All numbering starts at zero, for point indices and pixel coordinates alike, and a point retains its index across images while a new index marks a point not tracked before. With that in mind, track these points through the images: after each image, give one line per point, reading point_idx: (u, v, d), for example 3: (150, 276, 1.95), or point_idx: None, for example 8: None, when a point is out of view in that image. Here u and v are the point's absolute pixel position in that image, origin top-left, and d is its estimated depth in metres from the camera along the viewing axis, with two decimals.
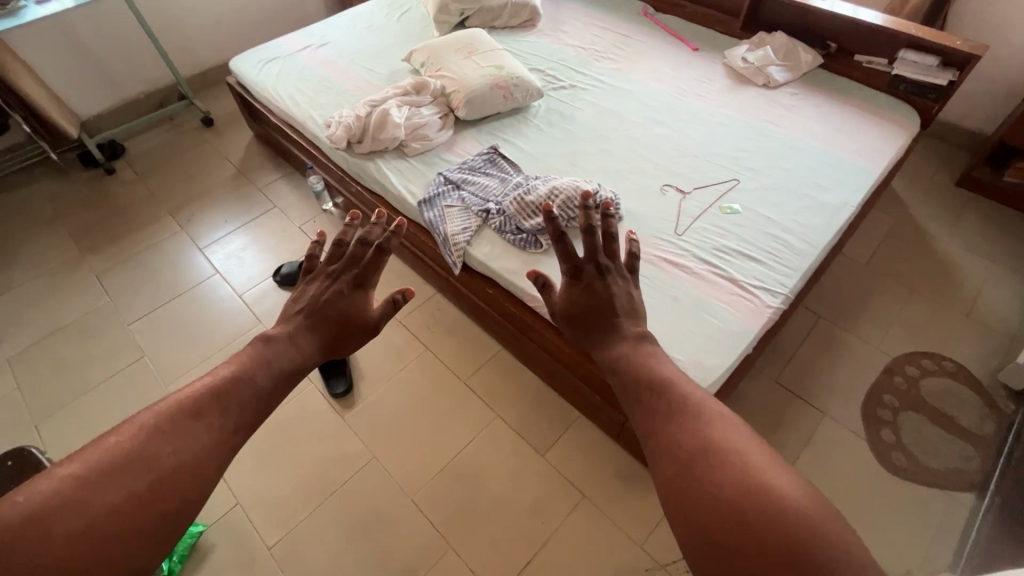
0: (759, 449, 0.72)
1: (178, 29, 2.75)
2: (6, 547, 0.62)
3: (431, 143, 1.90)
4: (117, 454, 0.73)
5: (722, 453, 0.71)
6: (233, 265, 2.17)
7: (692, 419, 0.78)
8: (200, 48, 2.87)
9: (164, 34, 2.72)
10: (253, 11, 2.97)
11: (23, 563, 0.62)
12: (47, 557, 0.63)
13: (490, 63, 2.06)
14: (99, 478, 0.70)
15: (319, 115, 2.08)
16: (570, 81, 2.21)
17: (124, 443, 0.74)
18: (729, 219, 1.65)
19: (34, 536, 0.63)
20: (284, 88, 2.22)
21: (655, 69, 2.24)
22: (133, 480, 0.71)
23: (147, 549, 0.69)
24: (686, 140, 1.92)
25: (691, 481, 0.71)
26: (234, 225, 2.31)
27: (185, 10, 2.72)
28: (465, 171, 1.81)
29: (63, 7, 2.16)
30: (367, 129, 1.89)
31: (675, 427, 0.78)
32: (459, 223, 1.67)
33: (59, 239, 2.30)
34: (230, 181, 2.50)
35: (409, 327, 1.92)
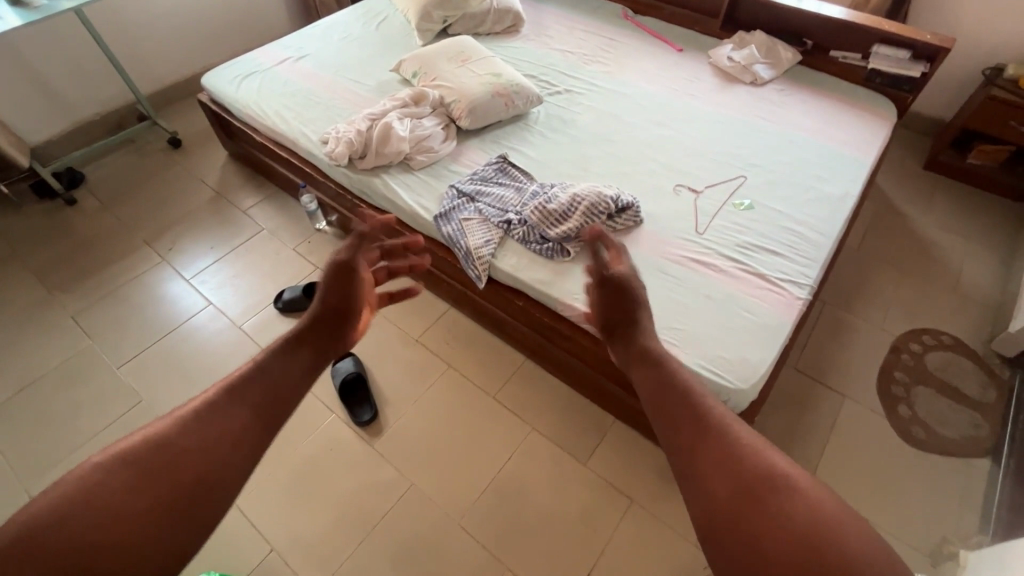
0: (807, 485, 0.63)
1: (134, 45, 2.56)
2: (52, 527, 0.61)
3: (436, 155, 1.85)
4: (152, 438, 0.70)
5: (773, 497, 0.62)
6: (227, 293, 2.04)
7: (736, 455, 0.67)
8: (158, 63, 2.68)
9: (118, 50, 2.52)
10: (214, 23, 2.80)
11: (64, 545, 0.60)
12: (88, 540, 0.61)
13: (487, 71, 2.03)
14: (135, 459, 0.67)
15: (311, 131, 1.98)
16: (565, 85, 2.20)
17: (158, 430, 0.71)
18: (745, 216, 1.69)
19: (75, 519, 0.62)
20: (267, 104, 2.10)
21: (645, 70, 2.27)
22: (162, 465, 0.68)
23: (179, 534, 0.66)
24: (688, 140, 1.96)
25: (734, 515, 0.63)
26: (221, 252, 2.17)
27: (141, 23, 2.53)
28: (477, 182, 1.77)
29: (9, 25, 1.96)
30: (369, 144, 1.82)
31: (714, 463, 0.68)
32: (480, 236, 1.63)
33: (19, 279, 2.08)
34: (209, 205, 2.34)
35: (429, 346, 1.86)
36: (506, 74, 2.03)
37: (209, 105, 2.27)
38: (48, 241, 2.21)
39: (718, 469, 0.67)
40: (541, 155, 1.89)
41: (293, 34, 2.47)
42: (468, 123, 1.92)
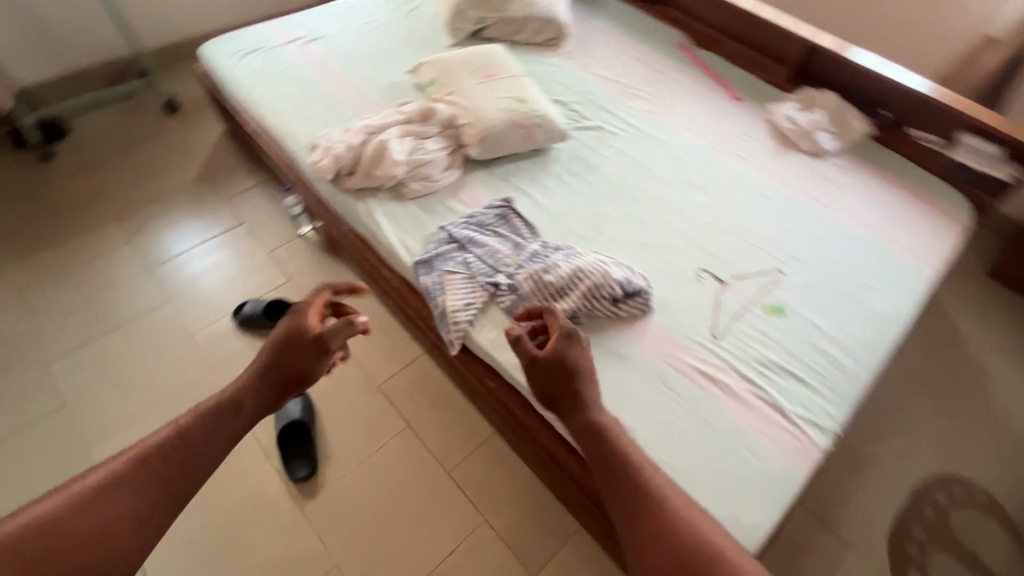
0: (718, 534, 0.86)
1: None
2: None
3: (435, 185, 1.63)
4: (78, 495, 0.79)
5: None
6: (188, 293, 1.85)
7: (673, 537, 0.85)
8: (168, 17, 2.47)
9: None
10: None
11: None
12: None
13: (510, 94, 1.78)
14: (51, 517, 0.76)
15: (302, 130, 1.76)
16: (596, 120, 1.94)
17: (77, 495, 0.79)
18: (773, 324, 1.43)
19: None
20: (264, 90, 1.89)
21: (691, 117, 1.99)
22: (85, 516, 0.77)
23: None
24: (724, 213, 1.69)
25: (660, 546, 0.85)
26: (193, 242, 1.98)
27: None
28: (471, 227, 1.54)
29: None
30: (359, 162, 1.59)
31: (663, 536, 0.85)
32: (462, 297, 1.41)
33: None
34: (192, 186, 2.15)
35: (390, 397, 1.65)
36: (531, 100, 1.78)
37: (206, 78, 2.06)
38: (16, 200, 2.04)
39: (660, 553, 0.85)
40: (552, 204, 1.65)
41: (311, 10, 2.24)
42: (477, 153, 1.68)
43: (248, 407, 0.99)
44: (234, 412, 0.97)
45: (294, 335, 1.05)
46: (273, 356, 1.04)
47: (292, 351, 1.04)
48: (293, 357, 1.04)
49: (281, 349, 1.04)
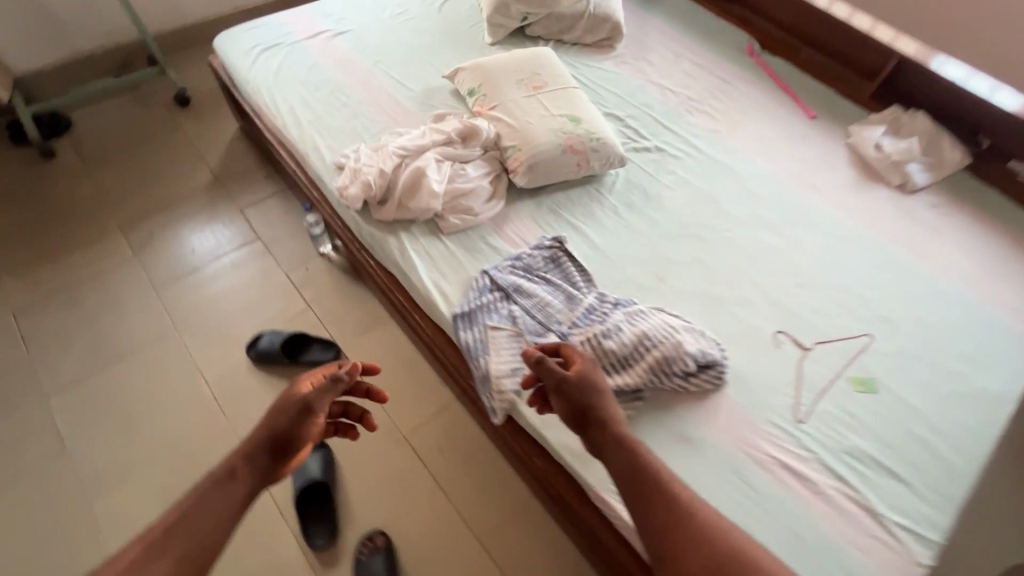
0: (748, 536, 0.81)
1: None
2: None
3: (475, 219, 1.43)
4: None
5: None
6: (197, 319, 1.69)
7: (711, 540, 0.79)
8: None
9: None
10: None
11: None
12: None
13: (562, 110, 1.56)
14: None
15: (326, 145, 1.56)
16: (655, 140, 1.72)
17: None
18: (863, 402, 1.24)
19: None
20: (284, 93, 1.68)
21: (762, 138, 1.76)
22: None
23: None
24: (803, 259, 1.48)
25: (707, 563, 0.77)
26: (204, 260, 1.81)
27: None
28: (517, 272, 1.35)
29: None
30: (391, 190, 1.40)
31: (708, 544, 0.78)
32: (507, 359, 1.23)
33: None
34: (204, 192, 1.97)
35: (417, 450, 1.50)
36: (586, 119, 1.56)
37: (220, 75, 1.86)
38: (14, 204, 1.88)
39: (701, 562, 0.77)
40: (607, 244, 1.45)
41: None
42: (525, 181, 1.47)
43: (244, 471, 0.88)
44: (230, 479, 0.86)
45: (279, 405, 0.97)
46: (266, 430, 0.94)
47: (281, 417, 0.95)
48: (283, 423, 0.95)
49: (271, 421, 0.95)
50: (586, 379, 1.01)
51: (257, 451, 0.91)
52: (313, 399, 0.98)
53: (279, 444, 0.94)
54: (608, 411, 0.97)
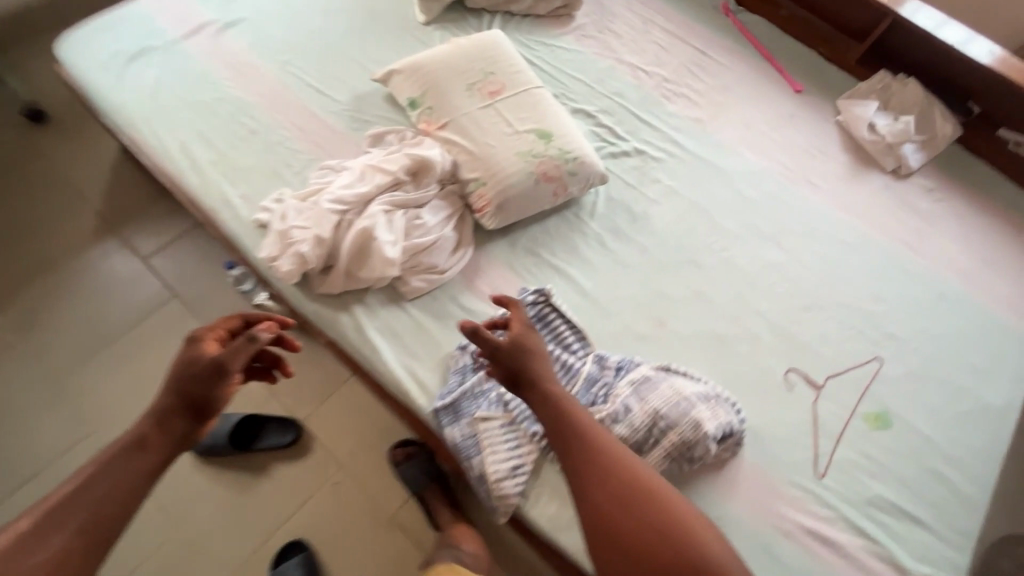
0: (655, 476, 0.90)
1: None
2: None
3: (442, 277, 1.19)
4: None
5: (655, 513, 0.84)
6: (117, 413, 1.40)
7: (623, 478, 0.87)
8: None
9: None
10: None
11: None
12: None
13: (528, 123, 1.29)
14: None
15: (238, 193, 1.24)
16: (633, 140, 1.49)
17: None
18: (879, 441, 1.18)
19: None
20: (168, 121, 1.30)
21: (748, 125, 1.57)
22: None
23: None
24: (804, 275, 1.36)
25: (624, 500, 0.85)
26: (109, 333, 1.49)
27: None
28: (501, 342, 1.16)
29: None
30: (335, 257, 1.13)
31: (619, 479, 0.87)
32: (504, 456, 1.07)
33: None
34: (91, 241, 1.59)
35: (408, 531, 1.35)
36: (556, 132, 1.30)
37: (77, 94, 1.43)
38: None
39: (619, 506, 0.85)
40: (596, 288, 1.26)
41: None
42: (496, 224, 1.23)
43: (156, 440, 0.86)
44: (139, 449, 0.85)
45: (186, 364, 0.92)
46: (175, 386, 0.91)
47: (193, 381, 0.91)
48: (193, 382, 0.91)
49: (178, 380, 0.91)
50: (524, 346, 0.98)
51: (170, 415, 0.88)
52: (227, 359, 0.93)
53: (193, 406, 0.91)
54: (543, 372, 0.97)
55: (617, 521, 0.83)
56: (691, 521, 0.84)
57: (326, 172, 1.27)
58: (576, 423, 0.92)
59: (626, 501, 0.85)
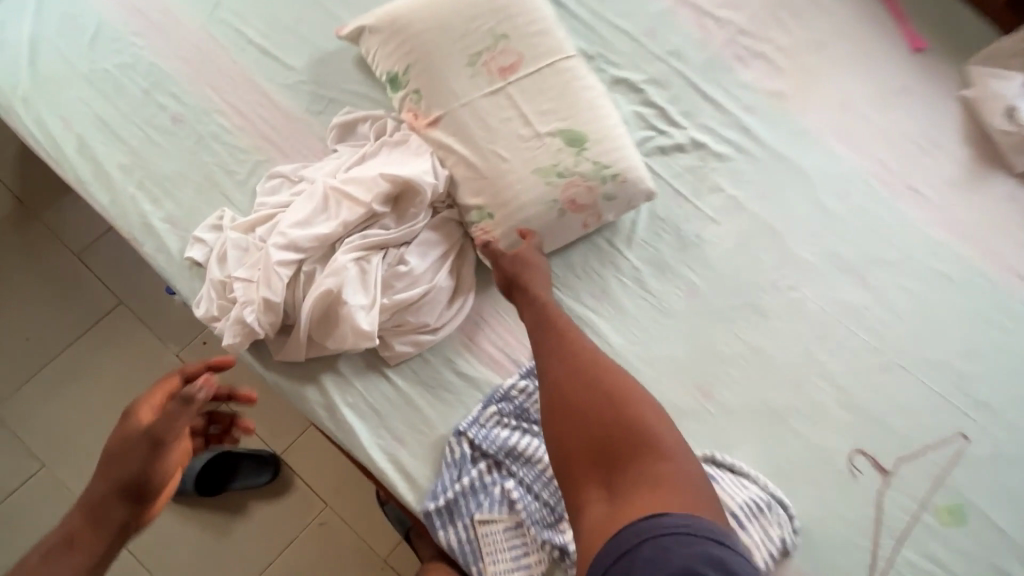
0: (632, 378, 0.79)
1: None
2: None
3: (436, 338, 0.93)
4: None
5: (616, 408, 0.74)
6: (66, 445, 1.21)
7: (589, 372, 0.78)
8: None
9: None
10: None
11: None
12: None
13: (552, 123, 0.94)
14: None
15: (162, 212, 0.93)
16: (690, 127, 1.12)
17: None
18: (952, 540, 1.00)
19: None
20: (55, 102, 0.95)
21: (840, 104, 1.18)
22: None
23: None
24: (888, 323, 1.09)
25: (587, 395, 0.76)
26: (45, 348, 1.25)
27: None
28: (508, 424, 0.93)
29: None
30: (294, 322, 0.87)
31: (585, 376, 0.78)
32: (509, 568, 0.88)
33: None
34: (9, 230, 1.30)
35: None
36: (591, 135, 0.95)
37: None
38: None
39: (567, 398, 0.76)
40: (628, 344, 1.01)
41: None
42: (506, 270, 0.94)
43: (90, 535, 0.70)
44: (67, 547, 0.69)
45: (117, 445, 0.72)
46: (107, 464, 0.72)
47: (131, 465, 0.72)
48: (127, 467, 0.71)
49: (110, 462, 0.72)
50: (522, 259, 0.88)
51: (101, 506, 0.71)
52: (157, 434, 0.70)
53: (132, 493, 0.72)
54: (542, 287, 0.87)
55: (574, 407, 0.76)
56: (645, 421, 0.73)
57: (279, 187, 0.94)
58: (552, 316, 0.84)
59: (587, 395, 0.76)
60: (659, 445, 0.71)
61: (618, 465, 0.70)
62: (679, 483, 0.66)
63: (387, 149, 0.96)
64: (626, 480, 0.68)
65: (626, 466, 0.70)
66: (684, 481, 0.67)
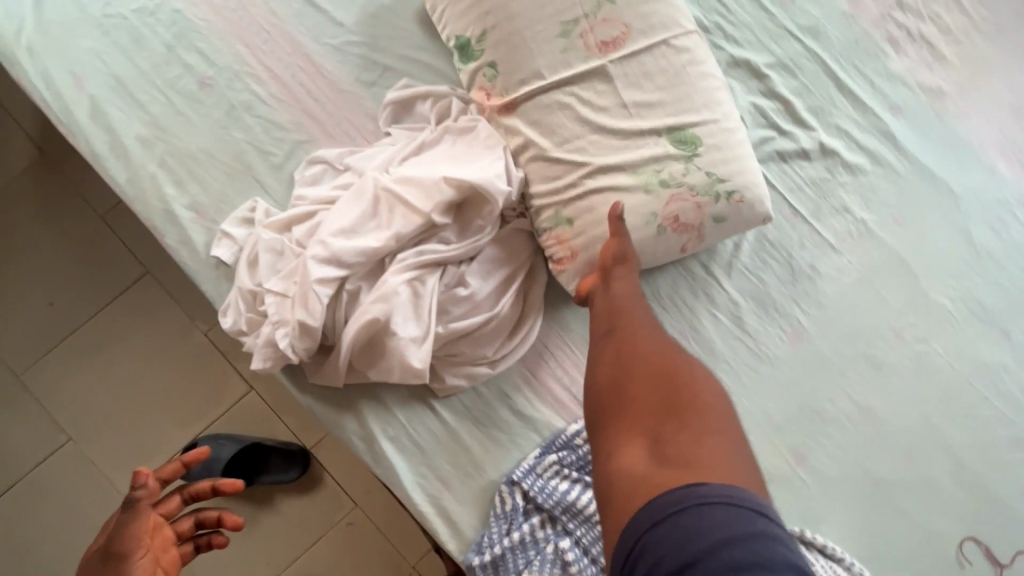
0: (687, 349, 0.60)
1: None
2: None
3: (493, 370, 0.79)
4: None
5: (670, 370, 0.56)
6: (93, 420, 1.16)
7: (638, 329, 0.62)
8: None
9: None
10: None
11: None
12: None
13: (660, 117, 0.75)
14: None
15: (187, 199, 0.79)
16: (819, 128, 0.91)
17: None
18: None
19: None
20: (64, 53, 0.79)
21: (1017, 109, 0.93)
22: None
23: None
24: None
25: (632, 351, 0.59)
26: (73, 316, 1.18)
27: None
28: (568, 475, 0.80)
29: None
30: (334, 347, 0.74)
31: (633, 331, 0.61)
32: None
33: None
34: (30, 183, 1.19)
35: None
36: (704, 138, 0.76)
37: None
38: None
39: (619, 354, 0.59)
40: None
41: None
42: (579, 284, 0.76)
43: None
44: None
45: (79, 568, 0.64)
46: None
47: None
48: None
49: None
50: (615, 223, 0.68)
51: None
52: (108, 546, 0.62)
53: None
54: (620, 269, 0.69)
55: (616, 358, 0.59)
56: (712, 392, 0.54)
57: (322, 177, 0.79)
58: (614, 267, 0.69)
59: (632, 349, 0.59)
60: (721, 420, 0.51)
61: (668, 425, 0.50)
62: (742, 469, 0.46)
63: (450, 138, 0.79)
64: (671, 442, 0.49)
65: (677, 428, 0.50)
66: (748, 469, 0.46)
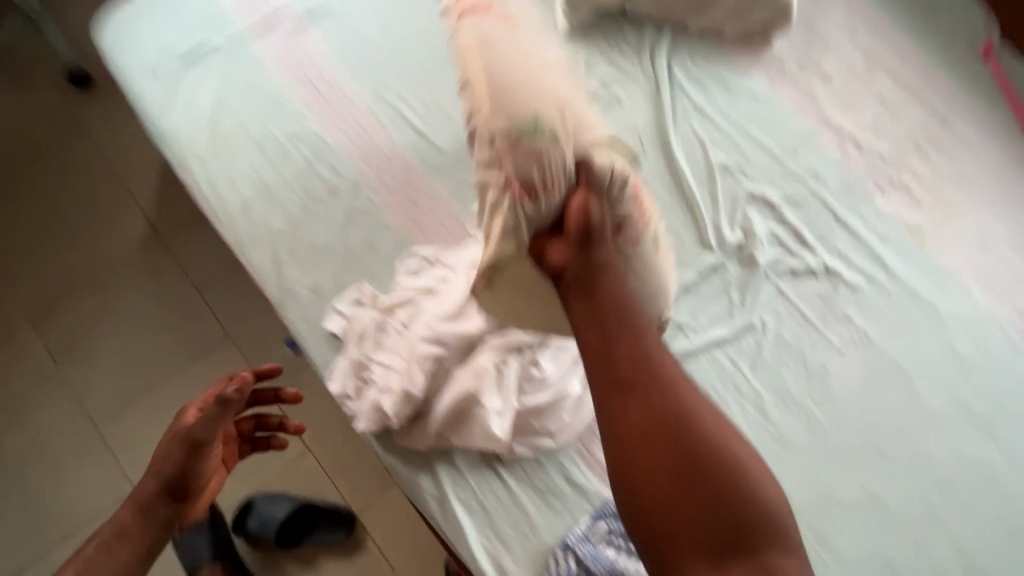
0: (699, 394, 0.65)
1: None
2: None
3: (557, 441, 0.91)
4: None
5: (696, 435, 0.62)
6: None
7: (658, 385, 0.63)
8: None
9: None
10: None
11: None
12: None
13: (606, 130, 0.81)
14: None
15: (308, 281, 0.96)
16: (822, 251, 1.10)
17: None
18: None
19: None
20: (225, 161, 1.00)
21: (984, 244, 1.13)
22: None
23: None
24: None
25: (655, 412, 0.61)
26: (156, 373, 1.30)
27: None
28: (616, 543, 0.89)
29: None
30: (427, 413, 0.88)
31: (655, 387, 0.63)
32: None
33: None
34: (138, 253, 1.37)
35: None
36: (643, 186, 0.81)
37: None
38: None
39: (643, 420, 0.61)
40: None
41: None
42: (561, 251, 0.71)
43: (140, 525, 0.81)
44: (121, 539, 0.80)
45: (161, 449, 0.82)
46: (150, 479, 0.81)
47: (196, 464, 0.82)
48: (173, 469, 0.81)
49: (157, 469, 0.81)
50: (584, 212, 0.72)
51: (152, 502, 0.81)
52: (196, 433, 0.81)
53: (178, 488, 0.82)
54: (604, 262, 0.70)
55: (640, 425, 0.61)
56: (738, 459, 0.63)
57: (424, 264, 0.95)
58: (617, 295, 0.67)
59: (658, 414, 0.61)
60: (747, 486, 0.62)
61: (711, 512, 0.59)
62: (770, 542, 0.60)
63: None
64: (720, 531, 0.59)
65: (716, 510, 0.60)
66: (774, 539, 0.60)
